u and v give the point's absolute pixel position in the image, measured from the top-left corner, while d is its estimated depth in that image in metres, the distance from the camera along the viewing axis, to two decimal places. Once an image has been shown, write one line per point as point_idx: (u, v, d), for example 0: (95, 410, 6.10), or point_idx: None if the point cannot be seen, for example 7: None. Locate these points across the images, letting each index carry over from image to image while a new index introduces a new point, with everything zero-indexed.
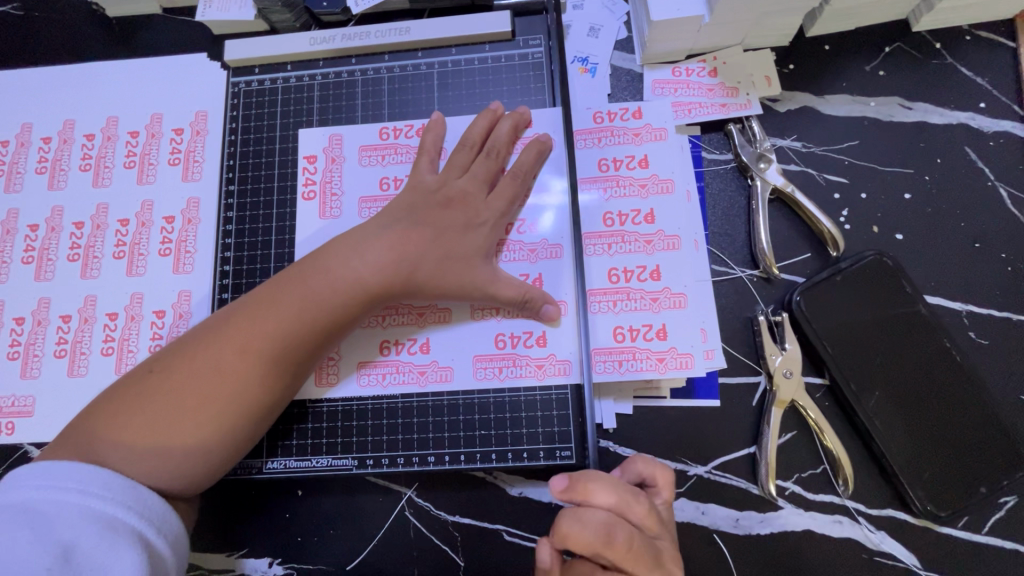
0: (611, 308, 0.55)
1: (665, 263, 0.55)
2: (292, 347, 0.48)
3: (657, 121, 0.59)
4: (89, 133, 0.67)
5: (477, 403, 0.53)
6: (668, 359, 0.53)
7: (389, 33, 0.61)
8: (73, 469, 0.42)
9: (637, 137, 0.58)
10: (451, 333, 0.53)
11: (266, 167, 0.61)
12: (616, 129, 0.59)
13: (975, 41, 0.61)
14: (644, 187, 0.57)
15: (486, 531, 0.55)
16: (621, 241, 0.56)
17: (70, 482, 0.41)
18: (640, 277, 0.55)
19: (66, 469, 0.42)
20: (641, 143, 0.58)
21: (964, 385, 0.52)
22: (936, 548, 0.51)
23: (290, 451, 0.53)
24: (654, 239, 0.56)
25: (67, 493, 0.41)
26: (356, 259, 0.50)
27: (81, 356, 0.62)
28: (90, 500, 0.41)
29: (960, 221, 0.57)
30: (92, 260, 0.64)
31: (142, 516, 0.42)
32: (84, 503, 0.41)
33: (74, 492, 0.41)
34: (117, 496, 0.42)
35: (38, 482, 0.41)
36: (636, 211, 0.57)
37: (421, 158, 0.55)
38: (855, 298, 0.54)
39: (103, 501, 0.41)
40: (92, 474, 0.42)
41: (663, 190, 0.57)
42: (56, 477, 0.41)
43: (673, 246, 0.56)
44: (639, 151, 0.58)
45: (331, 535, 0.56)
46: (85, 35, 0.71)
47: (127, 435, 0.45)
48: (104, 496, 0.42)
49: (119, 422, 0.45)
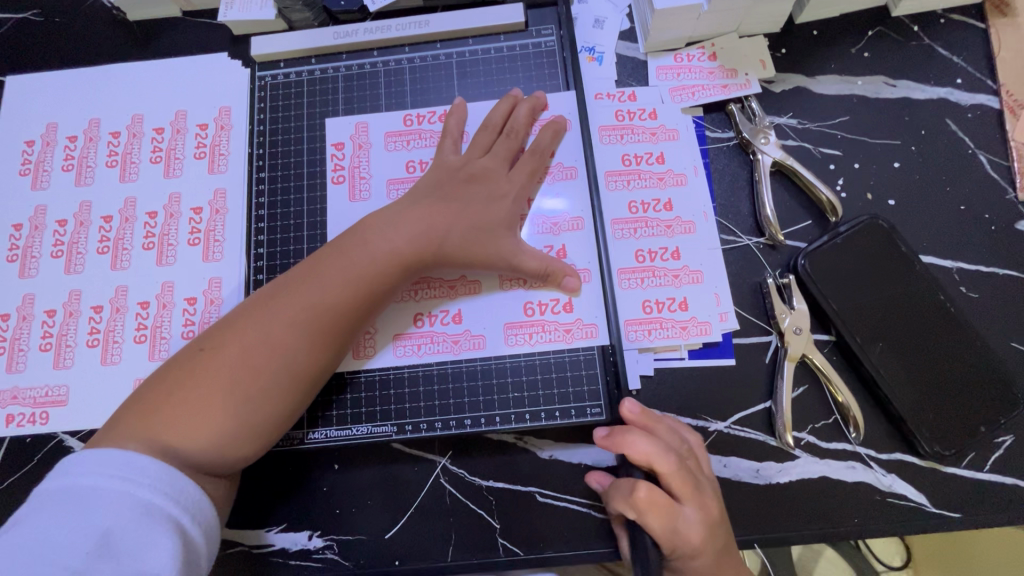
0: (639, 285, 0.59)
1: (685, 246, 0.60)
2: (335, 317, 0.51)
3: (670, 122, 0.64)
4: (115, 131, 0.69)
5: (509, 368, 0.56)
6: (690, 327, 0.58)
7: (408, 27, 0.64)
8: (118, 454, 0.43)
9: (654, 136, 0.64)
10: (483, 303, 0.57)
11: (295, 155, 0.64)
12: (637, 127, 0.64)
13: (949, 24, 0.67)
14: (662, 180, 0.62)
15: (519, 494, 0.57)
16: (645, 227, 0.61)
17: (113, 469, 0.42)
18: (663, 257, 0.60)
19: (112, 454, 0.43)
20: (658, 142, 0.63)
21: (959, 333, 0.56)
22: (943, 487, 0.55)
23: (330, 422, 0.55)
24: (673, 225, 0.61)
25: (110, 480, 0.42)
26: (390, 232, 0.53)
27: (113, 345, 0.63)
28: (130, 487, 0.42)
29: (946, 187, 0.62)
30: (121, 252, 0.65)
31: (178, 504, 0.43)
32: (124, 490, 0.42)
33: (116, 479, 0.42)
34: (156, 484, 0.43)
35: (83, 468, 0.43)
36: (658, 200, 0.62)
37: (446, 141, 0.58)
38: (855, 258, 0.58)
39: (143, 488, 0.42)
40: (133, 461, 0.43)
41: (679, 183, 0.62)
42: (100, 463, 0.43)
43: (689, 231, 0.61)
44: (656, 148, 0.63)
45: (369, 505, 0.57)
46: (106, 38, 0.73)
47: (179, 407, 0.47)
48: (143, 483, 0.43)
49: (172, 396, 0.47)
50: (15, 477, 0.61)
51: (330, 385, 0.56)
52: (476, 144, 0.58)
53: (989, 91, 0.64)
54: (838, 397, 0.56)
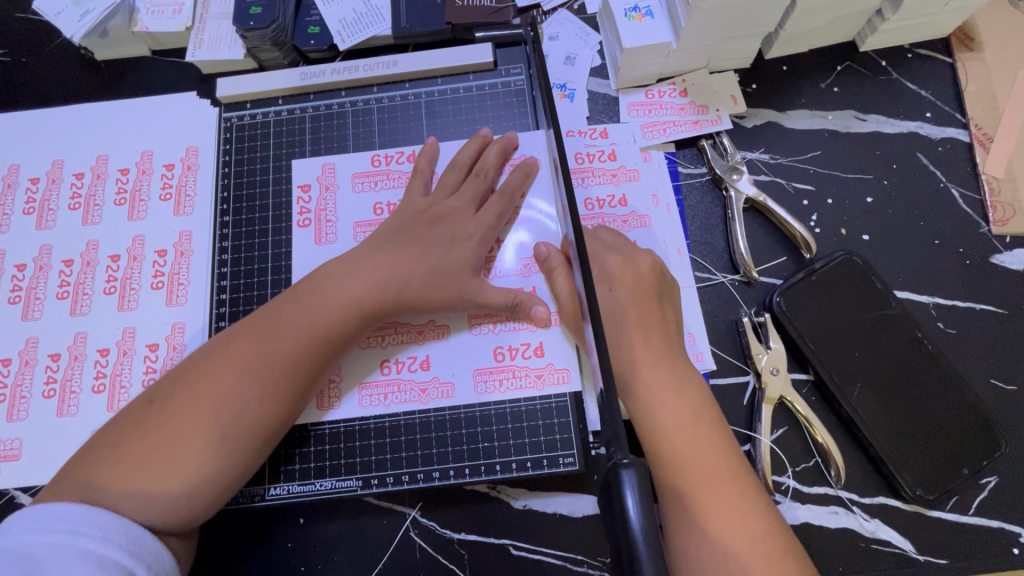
0: None
1: None
2: (297, 367, 0.49)
3: (630, 163, 0.64)
4: (78, 172, 0.68)
5: (479, 416, 0.55)
6: None
7: (376, 67, 0.64)
8: (67, 508, 0.41)
9: (615, 177, 0.63)
10: (451, 348, 0.56)
11: (261, 197, 0.63)
12: (596, 169, 0.64)
13: (917, 58, 0.67)
14: (626, 223, 0.62)
15: (493, 547, 0.55)
16: None
17: (61, 523, 0.40)
18: None
19: (59, 508, 0.41)
20: (618, 184, 0.63)
21: (938, 371, 0.55)
22: (928, 532, 0.53)
23: (293, 476, 0.55)
24: None
25: (57, 534, 0.40)
26: (351, 277, 0.52)
27: (71, 395, 0.61)
28: (80, 540, 0.40)
29: (919, 221, 0.61)
30: (81, 297, 0.63)
31: (133, 554, 0.41)
32: (75, 543, 0.40)
33: (64, 533, 0.40)
34: (108, 535, 0.41)
35: (27, 526, 0.40)
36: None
37: (416, 181, 0.58)
38: (830, 296, 0.57)
39: (94, 540, 0.40)
40: (83, 513, 0.41)
41: (642, 225, 0.62)
42: (46, 519, 0.40)
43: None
44: (618, 190, 0.63)
45: (335, 561, 0.55)
46: (73, 77, 0.72)
47: (126, 463, 0.44)
48: (94, 535, 0.40)
49: (117, 453, 0.45)
50: None
51: (292, 438, 0.55)
52: (444, 184, 0.57)
53: (958, 124, 0.64)
54: (818, 438, 0.55)
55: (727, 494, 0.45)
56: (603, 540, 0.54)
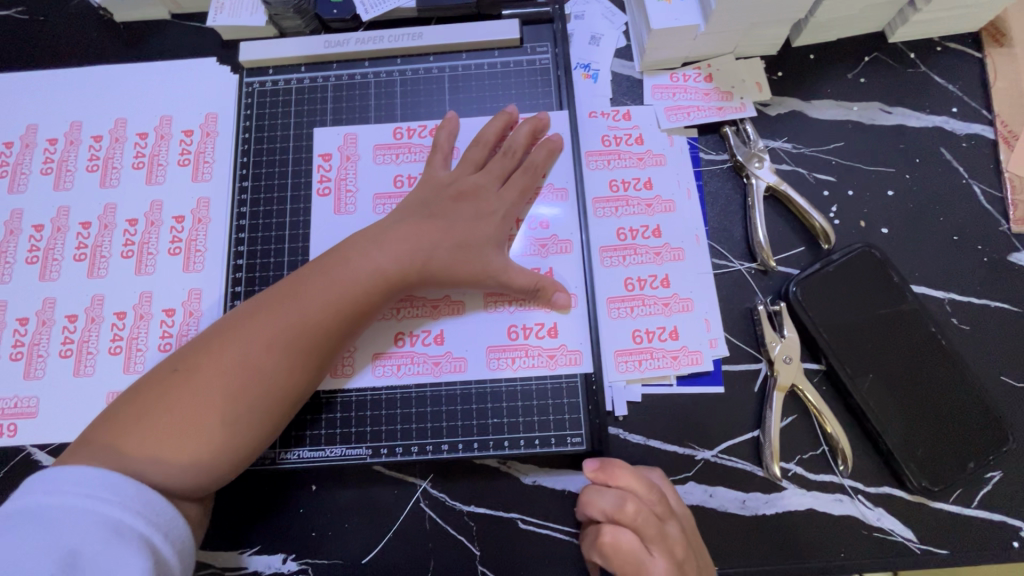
0: (628, 314, 0.59)
1: (673, 273, 0.60)
2: (319, 339, 0.50)
3: (657, 147, 0.64)
4: (97, 135, 0.67)
5: (490, 393, 0.56)
6: (681, 356, 0.57)
7: (401, 38, 0.63)
8: (87, 473, 0.42)
9: (641, 162, 0.63)
10: (466, 324, 0.57)
11: (281, 165, 0.63)
12: (623, 152, 0.63)
13: (945, 52, 0.66)
14: (650, 206, 0.62)
15: (501, 520, 0.56)
16: (633, 254, 0.60)
17: (81, 487, 0.41)
18: (652, 285, 0.59)
19: (79, 473, 0.41)
20: (645, 167, 0.63)
21: (949, 366, 0.55)
22: (931, 523, 0.54)
23: (305, 443, 0.55)
24: (661, 252, 0.60)
25: (77, 497, 0.40)
26: (375, 249, 0.52)
27: (87, 356, 0.61)
28: (98, 506, 0.40)
29: (939, 217, 0.61)
30: (99, 259, 0.64)
31: (150, 522, 0.42)
32: (92, 508, 0.40)
33: (83, 499, 0.40)
34: (127, 502, 0.41)
35: (48, 488, 0.41)
36: (645, 227, 0.61)
37: (436, 156, 0.57)
38: (847, 288, 0.57)
39: (113, 507, 0.41)
40: (103, 479, 0.42)
41: (666, 210, 0.61)
42: (65, 482, 0.41)
43: (678, 258, 0.60)
44: (644, 174, 0.63)
45: (346, 528, 0.56)
46: (91, 38, 0.71)
47: (149, 431, 0.45)
48: (114, 501, 0.41)
49: (141, 422, 0.45)
50: None
51: (306, 405, 0.56)
52: (469, 161, 0.57)
53: (984, 121, 0.64)
54: (827, 428, 0.55)
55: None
56: None
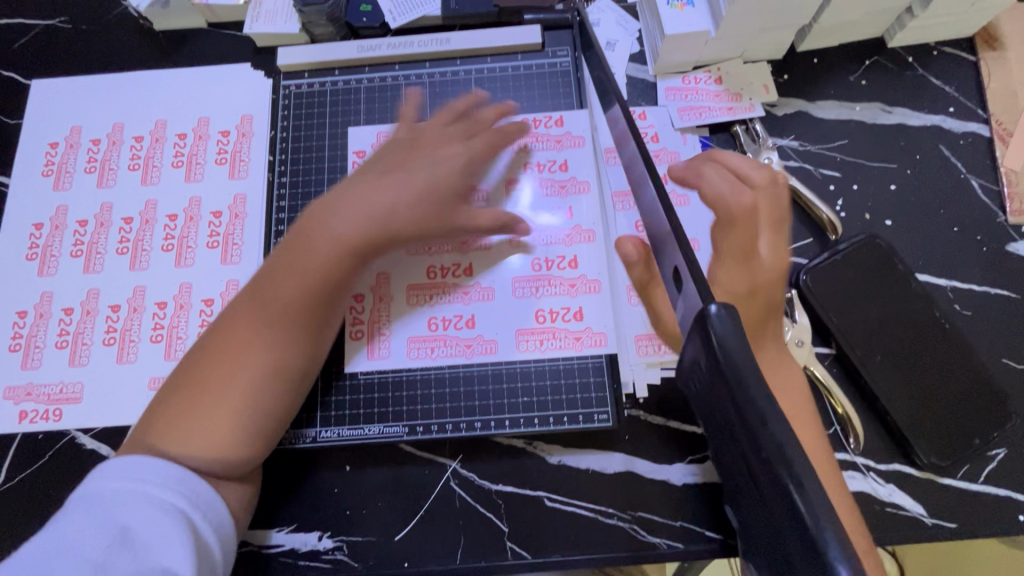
0: None
1: None
2: (306, 312, 0.52)
3: (670, 145, 0.67)
4: (137, 135, 0.71)
5: (520, 372, 0.59)
6: None
7: (429, 43, 0.67)
8: (136, 458, 0.45)
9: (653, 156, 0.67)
10: (494, 309, 0.60)
11: (317, 161, 0.66)
12: None
13: (942, 55, 0.70)
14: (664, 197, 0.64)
15: (528, 498, 0.58)
16: None
17: (128, 471, 0.44)
18: None
19: (127, 457, 0.45)
20: (659, 162, 0.66)
21: (953, 347, 0.58)
22: (939, 498, 0.57)
23: (342, 422, 0.58)
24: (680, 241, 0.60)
25: (126, 479, 0.44)
26: (408, 233, 0.56)
27: (130, 344, 0.64)
28: (145, 486, 0.44)
29: (940, 209, 0.65)
30: (140, 253, 0.67)
31: (190, 500, 0.45)
32: (140, 488, 0.43)
33: (131, 480, 0.44)
34: (170, 482, 0.45)
35: (102, 471, 0.44)
36: None
37: (456, 148, 0.62)
38: (855, 275, 0.61)
39: (158, 487, 0.44)
40: (147, 463, 0.45)
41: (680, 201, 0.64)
42: (117, 466, 0.44)
43: (588, 240, 0.61)
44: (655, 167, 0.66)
45: (380, 506, 0.58)
46: (133, 46, 0.75)
47: (194, 404, 0.48)
48: (157, 483, 0.44)
49: (171, 410, 0.49)
50: (25, 473, 0.61)
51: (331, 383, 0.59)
52: (492, 152, 0.61)
53: (979, 120, 0.68)
54: (839, 408, 0.58)
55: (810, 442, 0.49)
56: (633, 496, 0.58)
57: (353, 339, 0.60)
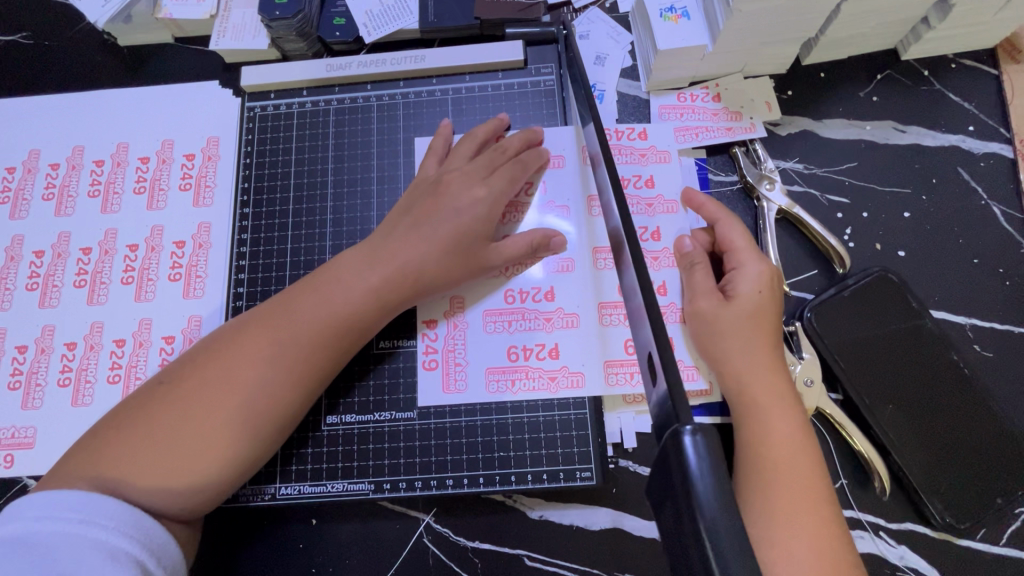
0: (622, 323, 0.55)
1: (671, 280, 0.58)
2: (286, 356, 0.48)
3: (661, 143, 0.62)
4: (99, 159, 0.67)
5: (496, 425, 0.54)
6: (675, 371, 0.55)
7: (404, 60, 0.63)
8: (74, 496, 0.40)
9: (644, 157, 0.62)
10: (584, 337, 0.55)
11: (282, 190, 0.62)
12: (623, 147, 0.62)
13: (960, 69, 0.65)
14: (650, 206, 0.60)
15: (507, 556, 0.54)
16: None
17: (70, 511, 0.40)
18: None
19: (65, 497, 0.40)
20: (647, 164, 0.61)
21: (973, 396, 0.53)
22: (957, 562, 0.52)
23: (304, 476, 0.54)
24: (660, 257, 0.58)
25: (66, 523, 0.39)
26: (370, 271, 0.51)
27: (86, 385, 0.60)
28: (91, 530, 0.39)
29: (958, 238, 0.59)
30: (99, 286, 0.63)
31: (143, 546, 0.41)
32: (85, 532, 0.39)
33: (75, 522, 0.39)
34: (120, 525, 0.41)
35: (37, 513, 0.39)
36: (645, 228, 0.59)
37: (429, 158, 0.58)
38: (864, 316, 0.55)
39: (106, 531, 0.40)
40: (93, 501, 0.40)
41: (667, 211, 0.60)
42: (55, 507, 0.40)
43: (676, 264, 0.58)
44: (646, 171, 0.61)
45: (347, 564, 0.54)
46: (95, 63, 0.71)
47: (133, 446, 0.44)
48: (106, 525, 0.40)
49: (133, 435, 0.45)
50: None
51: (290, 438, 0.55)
52: (461, 155, 0.57)
53: (1002, 139, 0.62)
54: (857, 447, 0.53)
55: (808, 495, 0.44)
56: (621, 555, 0.53)
57: (426, 368, 0.56)
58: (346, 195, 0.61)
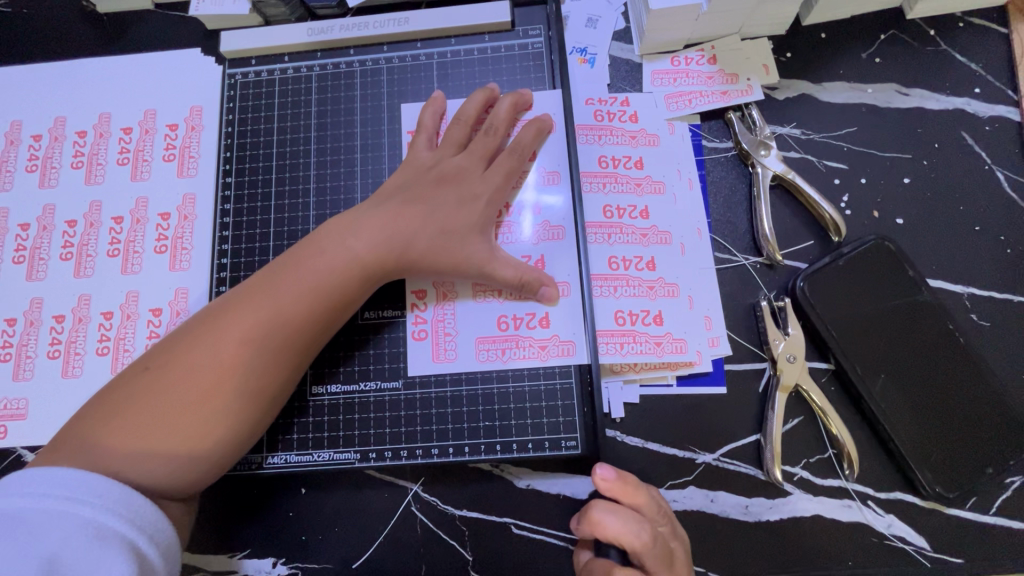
0: (612, 294, 0.56)
1: (660, 256, 0.57)
2: (275, 334, 0.48)
3: (651, 125, 0.60)
4: (81, 130, 0.66)
5: (482, 395, 0.54)
6: (665, 343, 0.54)
7: (387, 24, 0.61)
8: (63, 473, 0.40)
9: (634, 140, 0.60)
10: (575, 305, 0.54)
11: (264, 159, 0.61)
12: (616, 129, 0.60)
13: (969, 28, 0.62)
14: (639, 186, 0.59)
15: (495, 525, 0.54)
16: (620, 232, 0.57)
17: (60, 490, 0.40)
18: (638, 266, 0.57)
19: (56, 473, 0.40)
20: (636, 146, 0.60)
21: (968, 365, 0.52)
22: (945, 530, 0.52)
23: (291, 446, 0.54)
24: (648, 234, 0.57)
25: (55, 501, 0.39)
26: (354, 238, 0.50)
27: (75, 357, 0.60)
28: (79, 508, 0.39)
29: (960, 206, 0.58)
30: (85, 259, 0.62)
31: (134, 525, 0.41)
32: (73, 511, 0.39)
33: (64, 500, 0.39)
34: (109, 503, 0.40)
35: (26, 489, 0.39)
36: (633, 207, 0.58)
37: (419, 136, 0.55)
38: (859, 285, 0.54)
39: (95, 510, 0.40)
40: (84, 480, 0.40)
41: (656, 191, 0.59)
42: (44, 484, 0.40)
43: (665, 241, 0.57)
44: (635, 152, 0.60)
45: (336, 532, 0.55)
46: (75, 31, 0.69)
47: (122, 427, 0.44)
48: (95, 503, 0.40)
49: (125, 419, 0.44)
50: None
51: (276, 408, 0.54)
52: (451, 141, 0.55)
53: (1009, 102, 0.60)
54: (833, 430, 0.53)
55: None
56: None
57: (415, 338, 0.55)
58: (329, 164, 0.60)
